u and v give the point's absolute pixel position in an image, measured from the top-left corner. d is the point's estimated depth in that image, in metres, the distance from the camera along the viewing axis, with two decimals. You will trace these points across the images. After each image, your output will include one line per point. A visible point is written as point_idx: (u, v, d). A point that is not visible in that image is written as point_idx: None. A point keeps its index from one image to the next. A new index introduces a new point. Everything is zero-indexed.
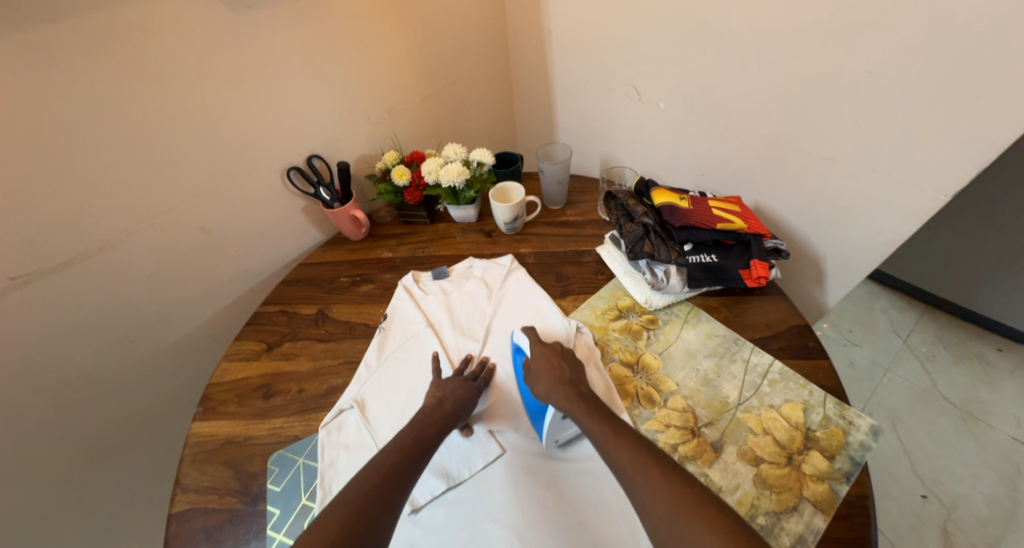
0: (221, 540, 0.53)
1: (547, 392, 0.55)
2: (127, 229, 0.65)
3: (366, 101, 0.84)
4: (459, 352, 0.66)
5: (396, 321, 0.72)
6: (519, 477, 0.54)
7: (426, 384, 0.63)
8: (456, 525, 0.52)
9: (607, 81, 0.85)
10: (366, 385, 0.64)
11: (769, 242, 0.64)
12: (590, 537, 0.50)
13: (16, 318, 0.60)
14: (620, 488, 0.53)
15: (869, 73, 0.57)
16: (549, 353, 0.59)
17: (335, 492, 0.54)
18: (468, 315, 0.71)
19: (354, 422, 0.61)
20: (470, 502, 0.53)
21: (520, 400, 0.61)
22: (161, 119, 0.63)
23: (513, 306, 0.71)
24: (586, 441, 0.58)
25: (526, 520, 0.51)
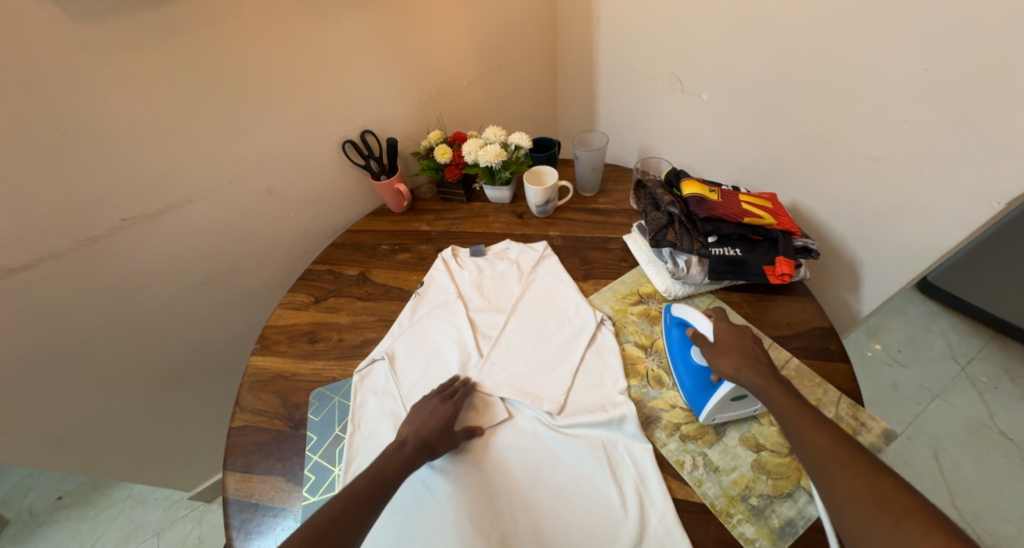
0: (269, 453, 0.62)
1: (735, 370, 0.53)
2: (211, 185, 0.75)
3: (418, 80, 0.90)
4: (485, 324, 0.72)
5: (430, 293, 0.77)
6: (525, 440, 0.59)
7: (449, 348, 0.69)
8: (462, 469, 0.57)
9: (652, 71, 0.86)
10: (397, 340, 0.71)
11: (799, 240, 0.64)
12: (582, 499, 0.53)
13: (121, 253, 0.71)
14: (617, 461, 0.56)
15: (924, 70, 0.55)
16: (735, 332, 0.57)
17: (363, 429, 0.61)
18: (499, 293, 0.76)
19: (383, 372, 0.68)
20: (478, 450, 0.58)
21: (535, 371, 0.64)
22: (242, 90, 0.71)
23: (542, 290, 0.75)
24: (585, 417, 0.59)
25: (526, 477, 0.55)
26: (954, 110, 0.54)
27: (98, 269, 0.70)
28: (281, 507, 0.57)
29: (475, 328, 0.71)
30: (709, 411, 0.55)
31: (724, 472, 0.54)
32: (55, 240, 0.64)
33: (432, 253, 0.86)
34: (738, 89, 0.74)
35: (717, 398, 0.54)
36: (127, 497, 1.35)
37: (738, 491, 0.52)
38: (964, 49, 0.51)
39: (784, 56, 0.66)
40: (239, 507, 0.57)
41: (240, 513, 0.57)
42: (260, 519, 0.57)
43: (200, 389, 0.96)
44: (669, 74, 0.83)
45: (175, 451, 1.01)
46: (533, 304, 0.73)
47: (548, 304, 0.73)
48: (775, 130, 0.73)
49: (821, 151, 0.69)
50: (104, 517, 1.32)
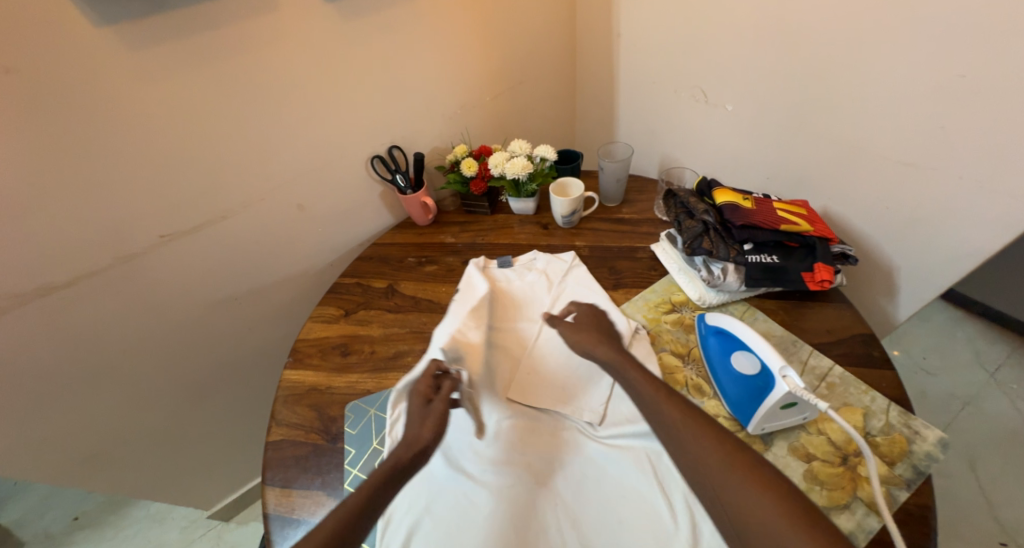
0: (307, 467, 0.61)
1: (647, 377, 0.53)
2: (246, 201, 0.76)
3: (443, 97, 0.91)
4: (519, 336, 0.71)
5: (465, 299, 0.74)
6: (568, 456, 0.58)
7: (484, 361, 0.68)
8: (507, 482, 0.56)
9: (674, 83, 0.87)
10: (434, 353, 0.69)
11: (836, 246, 0.63)
12: (630, 511, 0.52)
13: (158, 269, 0.72)
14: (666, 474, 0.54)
15: (960, 77, 0.55)
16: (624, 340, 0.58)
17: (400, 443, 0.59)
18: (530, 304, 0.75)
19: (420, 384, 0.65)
20: (521, 461, 0.57)
21: (573, 384, 0.63)
22: (278, 109, 0.72)
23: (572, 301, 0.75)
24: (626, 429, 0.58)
25: (573, 492, 0.54)
26: (991, 116, 0.54)
27: (137, 285, 0.71)
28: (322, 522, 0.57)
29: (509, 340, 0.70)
30: (757, 420, 0.54)
31: None
32: (99, 257, 0.66)
33: (459, 265, 0.87)
34: (764, 100, 0.75)
35: (766, 407, 0.53)
36: (145, 516, 1.34)
37: None
38: (1001, 55, 0.51)
39: (813, 67, 0.67)
40: (280, 522, 0.57)
41: (281, 529, 0.56)
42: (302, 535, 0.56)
43: (227, 405, 0.96)
44: (692, 87, 0.84)
45: (200, 467, 1.01)
46: None
47: None
48: (803, 138, 0.73)
49: (852, 158, 0.69)
50: (122, 537, 1.31)
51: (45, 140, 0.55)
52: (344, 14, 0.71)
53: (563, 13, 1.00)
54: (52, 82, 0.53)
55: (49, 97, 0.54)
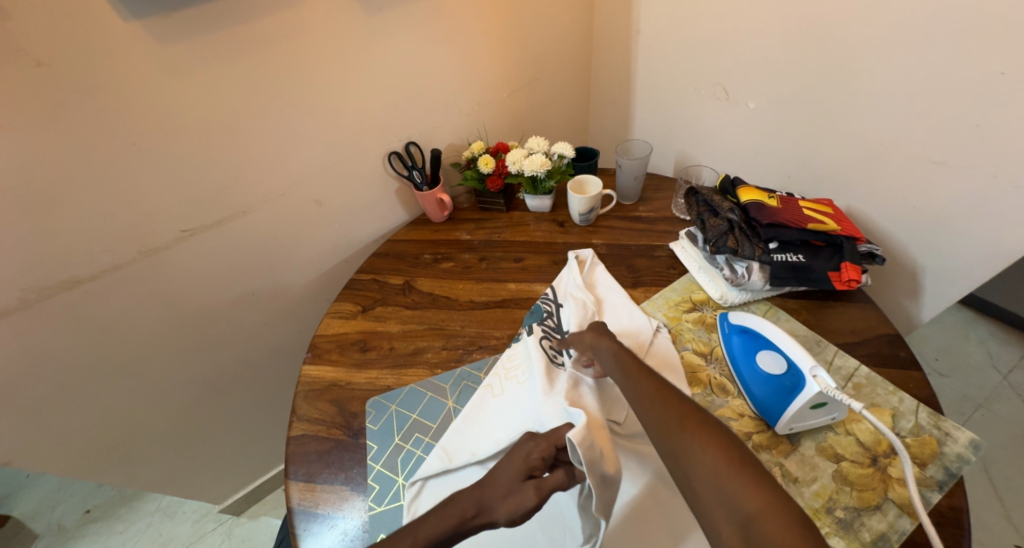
0: (329, 463, 0.61)
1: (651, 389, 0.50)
2: (266, 196, 0.76)
3: (461, 93, 0.91)
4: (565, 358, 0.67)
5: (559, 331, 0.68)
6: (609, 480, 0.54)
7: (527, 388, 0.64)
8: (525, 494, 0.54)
9: (694, 81, 0.87)
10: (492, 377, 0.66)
11: (863, 246, 0.63)
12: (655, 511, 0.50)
13: (180, 263, 0.72)
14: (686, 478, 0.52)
15: (999, 74, 0.54)
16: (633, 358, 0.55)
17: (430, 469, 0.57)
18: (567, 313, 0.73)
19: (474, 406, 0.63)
20: None
21: None
22: (300, 104, 0.72)
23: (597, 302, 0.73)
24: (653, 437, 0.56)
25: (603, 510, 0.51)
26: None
27: (159, 279, 0.71)
28: (345, 518, 0.56)
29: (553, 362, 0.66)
30: (786, 419, 0.54)
31: (804, 484, 0.52)
32: (123, 251, 0.66)
33: (476, 262, 0.86)
34: (787, 98, 0.74)
35: (796, 405, 0.53)
36: (156, 510, 1.35)
37: (823, 504, 0.50)
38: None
39: (841, 64, 0.66)
40: (304, 517, 0.57)
41: (305, 524, 0.56)
42: (325, 530, 0.56)
43: (241, 400, 0.96)
44: (712, 84, 0.84)
45: (214, 462, 1.01)
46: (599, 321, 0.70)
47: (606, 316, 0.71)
48: (827, 136, 0.73)
49: (877, 157, 0.68)
50: (132, 530, 1.31)
51: (73, 132, 0.55)
52: (367, 9, 0.71)
53: (581, 9, 0.99)
54: (82, 74, 0.53)
55: (78, 89, 0.54)
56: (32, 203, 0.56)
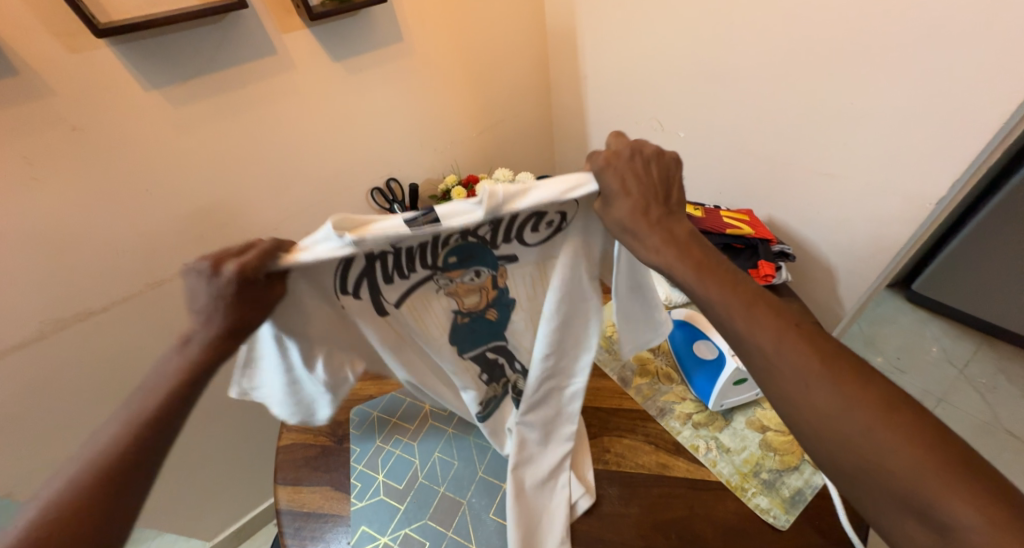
0: (316, 466, 0.68)
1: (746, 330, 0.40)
2: (261, 232, 0.86)
3: (434, 134, 1.03)
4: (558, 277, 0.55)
5: (438, 269, 0.49)
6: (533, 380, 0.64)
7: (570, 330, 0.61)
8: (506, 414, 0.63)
9: (636, 116, 0.99)
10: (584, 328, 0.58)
11: (776, 246, 0.73)
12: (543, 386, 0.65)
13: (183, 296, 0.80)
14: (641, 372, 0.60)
15: (852, 104, 0.67)
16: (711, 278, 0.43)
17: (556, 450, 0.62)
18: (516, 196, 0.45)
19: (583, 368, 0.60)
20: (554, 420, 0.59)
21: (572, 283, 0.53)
22: (291, 152, 0.82)
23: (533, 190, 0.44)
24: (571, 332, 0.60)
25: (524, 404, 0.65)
26: (880, 134, 0.66)
27: (162, 311, 0.79)
28: (331, 513, 0.62)
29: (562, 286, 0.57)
30: (716, 397, 0.62)
31: (735, 453, 0.60)
32: (129, 286, 0.74)
33: None
34: (710, 126, 0.87)
35: (721, 383, 0.61)
36: None
37: (750, 468, 0.59)
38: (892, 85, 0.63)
39: (748, 98, 0.79)
40: (291, 516, 0.62)
41: (293, 522, 0.62)
42: (313, 525, 0.61)
43: (236, 427, 1.01)
44: (650, 118, 0.96)
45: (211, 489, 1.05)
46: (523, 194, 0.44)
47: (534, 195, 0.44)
48: (747, 157, 0.85)
49: (788, 172, 0.80)
50: None
51: (91, 184, 0.65)
52: (349, 71, 0.83)
53: (538, 60, 1.13)
54: (101, 135, 0.63)
55: (99, 148, 0.63)
56: (54, 245, 0.65)
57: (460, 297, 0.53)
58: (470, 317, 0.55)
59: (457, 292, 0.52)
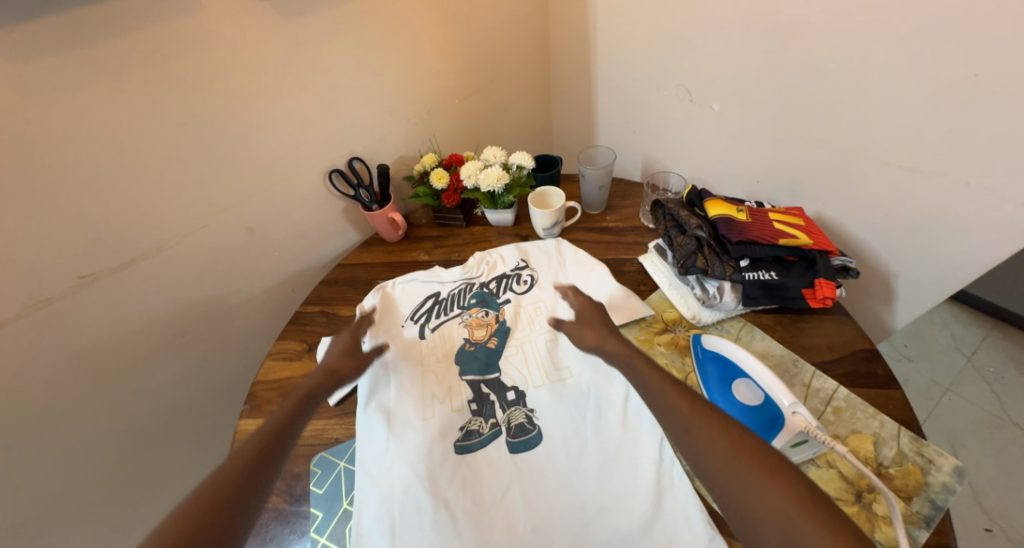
0: (268, 538, 0.54)
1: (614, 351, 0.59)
2: (183, 230, 0.67)
3: (408, 101, 0.84)
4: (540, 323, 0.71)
5: (463, 307, 0.75)
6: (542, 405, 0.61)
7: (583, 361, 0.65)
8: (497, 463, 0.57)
9: (654, 82, 0.82)
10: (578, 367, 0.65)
11: (836, 259, 0.59)
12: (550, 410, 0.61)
13: (79, 318, 0.62)
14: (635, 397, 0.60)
15: (972, 77, 0.51)
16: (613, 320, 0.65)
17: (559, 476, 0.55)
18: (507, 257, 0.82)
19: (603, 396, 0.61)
20: (560, 452, 0.56)
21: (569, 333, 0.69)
22: (214, 123, 0.63)
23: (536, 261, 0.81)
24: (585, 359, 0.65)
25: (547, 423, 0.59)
26: (997, 115, 0.51)
27: (62, 332, 0.62)
28: None
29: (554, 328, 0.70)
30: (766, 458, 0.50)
31: None
32: (3, 307, 0.56)
33: (429, 285, 0.79)
34: (749, 99, 0.70)
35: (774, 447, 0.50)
36: None
37: None
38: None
39: (806, 62, 0.62)
40: None
41: None
42: None
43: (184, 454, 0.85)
44: (674, 85, 0.79)
45: None
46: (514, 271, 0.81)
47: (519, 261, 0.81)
48: (796, 139, 0.69)
49: (850, 162, 0.65)
50: None
51: None
52: (286, 15, 0.63)
53: (535, 10, 0.93)
54: None
55: None
56: None
57: (472, 330, 0.72)
58: (474, 347, 0.69)
59: (472, 325, 0.72)
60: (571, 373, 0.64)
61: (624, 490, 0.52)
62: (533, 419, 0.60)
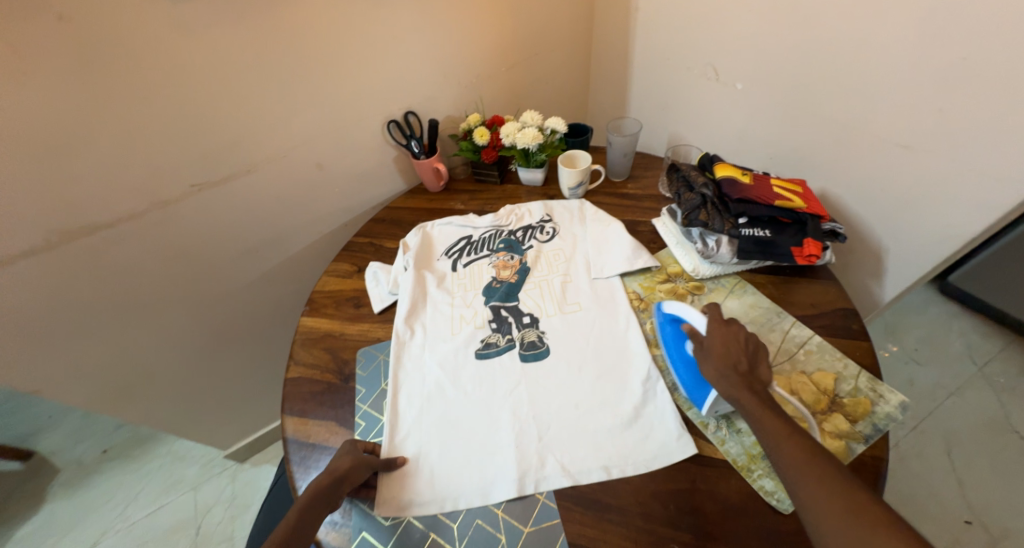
0: (321, 402, 0.66)
1: (717, 374, 0.55)
2: (268, 157, 0.80)
3: (461, 63, 0.94)
4: (559, 267, 0.81)
5: (492, 250, 0.85)
6: (553, 328, 0.71)
7: (594, 299, 0.74)
8: (507, 368, 0.66)
9: (686, 60, 0.89)
10: (588, 304, 0.74)
11: (826, 224, 0.67)
12: (559, 334, 0.70)
13: (185, 219, 0.76)
14: (636, 328, 0.69)
15: (962, 60, 0.57)
16: (726, 334, 0.59)
17: (562, 380, 0.64)
18: (534, 211, 0.92)
19: (607, 328, 0.70)
20: (566, 363, 0.66)
21: (583, 276, 0.78)
22: (304, 66, 0.75)
23: (559, 217, 0.90)
24: (595, 295, 0.75)
25: (556, 343, 0.69)
26: (985, 97, 0.57)
27: (171, 230, 0.76)
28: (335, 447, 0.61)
29: (570, 271, 0.80)
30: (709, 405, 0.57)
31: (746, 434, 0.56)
32: (134, 202, 0.70)
33: (462, 228, 0.90)
34: (771, 79, 0.77)
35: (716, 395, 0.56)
36: (165, 453, 1.28)
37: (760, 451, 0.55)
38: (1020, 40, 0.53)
39: (825, 46, 0.69)
40: (297, 445, 0.61)
41: (299, 451, 0.61)
42: (318, 456, 0.60)
43: (245, 355, 1.00)
44: (704, 64, 0.86)
45: (216, 416, 1.05)
46: (542, 224, 0.90)
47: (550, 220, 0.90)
48: (807, 118, 0.76)
49: (855, 141, 0.71)
50: (144, 472, 1.25)
51: (90, 87, 0.59)
52: None
53: None
54: (108, 28, 0.58)
55: (93, 44, 0.58)
56: (54, 150, 0.60)
57: (499, 269, 0.82)
58: (501, 283, 0.79)
59: (499, 266, 0.82)
60: (581, 307, 0.74)
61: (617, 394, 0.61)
62: (543, 338, 0.70)
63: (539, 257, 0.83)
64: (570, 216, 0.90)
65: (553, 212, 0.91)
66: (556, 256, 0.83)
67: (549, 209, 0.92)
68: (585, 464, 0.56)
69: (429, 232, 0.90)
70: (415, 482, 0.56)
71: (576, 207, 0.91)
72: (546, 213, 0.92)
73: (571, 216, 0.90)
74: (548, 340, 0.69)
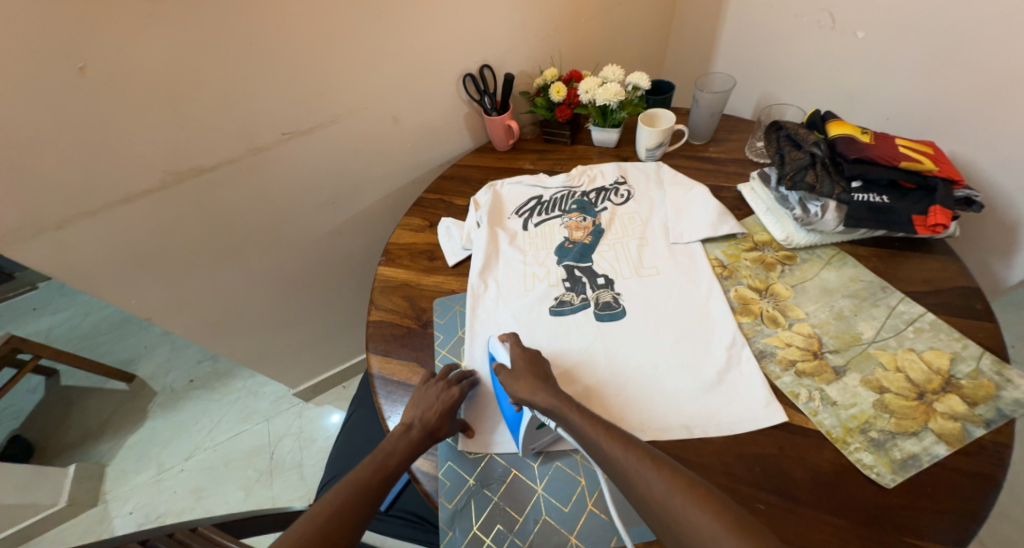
0: (402, 344, 0.68)
1: (529, 394, 0.53)
2: (355, 107, 0.81)
3: (546, 13, 0.90)
4: (635, 230, 0.78)
5: (565, 210, 0.83)
6: (630, 289, 0.69)
7: (673, 263, 0.72)
8: (583, 327, 0.66)
9: (796, 7, 0.82)
10: (667, 268, 0.71)
11: (959, 191, 0.60)
12: (636, 295, 0.68)
13: (277, 166, 0.79)
14: (720, 294, 0.66)
15: None
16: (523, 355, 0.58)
17: (641, 341, 0.62)
18: (609, 173, 0.89)
19: (686, 292, 0.67)
20: (644, 324, 0.64)
21: (662, 239, 0.75)
22: (396, 12, 0.74)
23: (635, 180, 0.87)
24: (674, 259, 0.72)
25: (633, 304, 0.67)
26: None
27: (264, 176, 0.79)
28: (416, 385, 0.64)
29: (648, 234, 0.77)
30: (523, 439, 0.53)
31: (842, 407, 0.53)
32: (233, 147, 0.73)
33: (533, 186, 0.89)
34: (902, 25, 0.70)
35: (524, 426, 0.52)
36: (242, 388, 1.40)
37: (858, 425, 0.52)
38: None
39: None
40: (383, 381, 0.64)
41: (385, 386, 0.64)
42: (402, 392, 0.63)
43: (320, 300, 1.06)
44: (819, 10, 0.79)
45: (290, 357, 1.13)
46: (617, 186, 0.86)
47: (624, 182, 0.87)
48: (946, 70, 0.68)
49: (1007, 95, 0.64)
50: (223, 403, 1.37)
51: (203, 30, 0.61)
52: None
53: None
54: None
55: None
56: (169, 92, 0.63)
57: (572, 230, 0.80)
58: (574, 244, 0.77)
59: (572, 227, 0.80)
60: (659, 270, 0.71)
61: (699, 358, 0.59)
62: (619, 299, 0.68)
63: (614, 219, 0.80)
64: (647, 179, 0.87)
65: (628, 175, 0.88)
66: (633, 219, 0.80)
67: (624, 171, 0.89)
68: (666, 422, 0.55)
69: (498, 190, 0.88)
70: (488, 422, 0.58)
71: (653, 170, 0.87)
72: (620, 175, 0.88)
73: (648, 179, 0.86)
74: (625, 301, 0.67)
